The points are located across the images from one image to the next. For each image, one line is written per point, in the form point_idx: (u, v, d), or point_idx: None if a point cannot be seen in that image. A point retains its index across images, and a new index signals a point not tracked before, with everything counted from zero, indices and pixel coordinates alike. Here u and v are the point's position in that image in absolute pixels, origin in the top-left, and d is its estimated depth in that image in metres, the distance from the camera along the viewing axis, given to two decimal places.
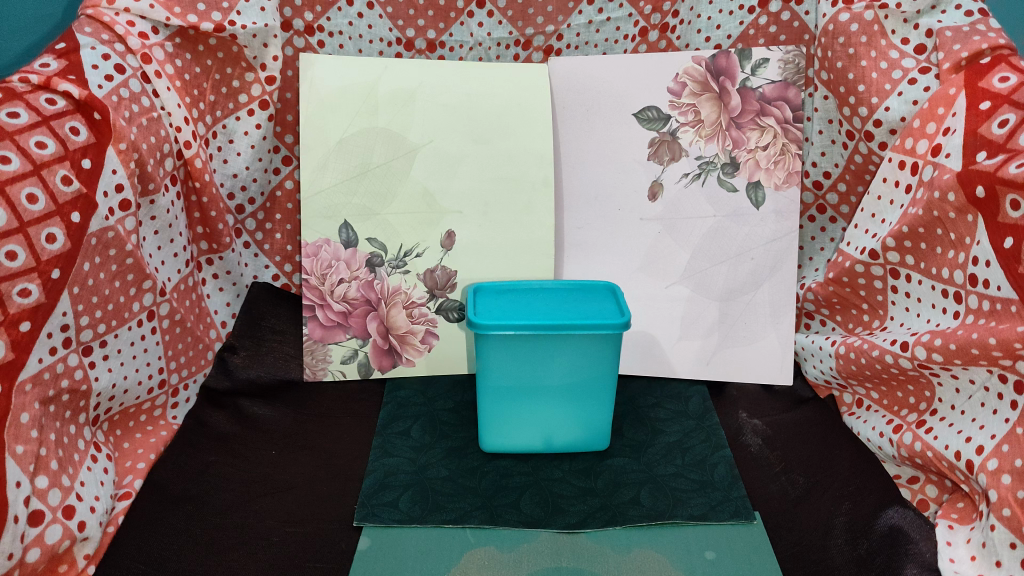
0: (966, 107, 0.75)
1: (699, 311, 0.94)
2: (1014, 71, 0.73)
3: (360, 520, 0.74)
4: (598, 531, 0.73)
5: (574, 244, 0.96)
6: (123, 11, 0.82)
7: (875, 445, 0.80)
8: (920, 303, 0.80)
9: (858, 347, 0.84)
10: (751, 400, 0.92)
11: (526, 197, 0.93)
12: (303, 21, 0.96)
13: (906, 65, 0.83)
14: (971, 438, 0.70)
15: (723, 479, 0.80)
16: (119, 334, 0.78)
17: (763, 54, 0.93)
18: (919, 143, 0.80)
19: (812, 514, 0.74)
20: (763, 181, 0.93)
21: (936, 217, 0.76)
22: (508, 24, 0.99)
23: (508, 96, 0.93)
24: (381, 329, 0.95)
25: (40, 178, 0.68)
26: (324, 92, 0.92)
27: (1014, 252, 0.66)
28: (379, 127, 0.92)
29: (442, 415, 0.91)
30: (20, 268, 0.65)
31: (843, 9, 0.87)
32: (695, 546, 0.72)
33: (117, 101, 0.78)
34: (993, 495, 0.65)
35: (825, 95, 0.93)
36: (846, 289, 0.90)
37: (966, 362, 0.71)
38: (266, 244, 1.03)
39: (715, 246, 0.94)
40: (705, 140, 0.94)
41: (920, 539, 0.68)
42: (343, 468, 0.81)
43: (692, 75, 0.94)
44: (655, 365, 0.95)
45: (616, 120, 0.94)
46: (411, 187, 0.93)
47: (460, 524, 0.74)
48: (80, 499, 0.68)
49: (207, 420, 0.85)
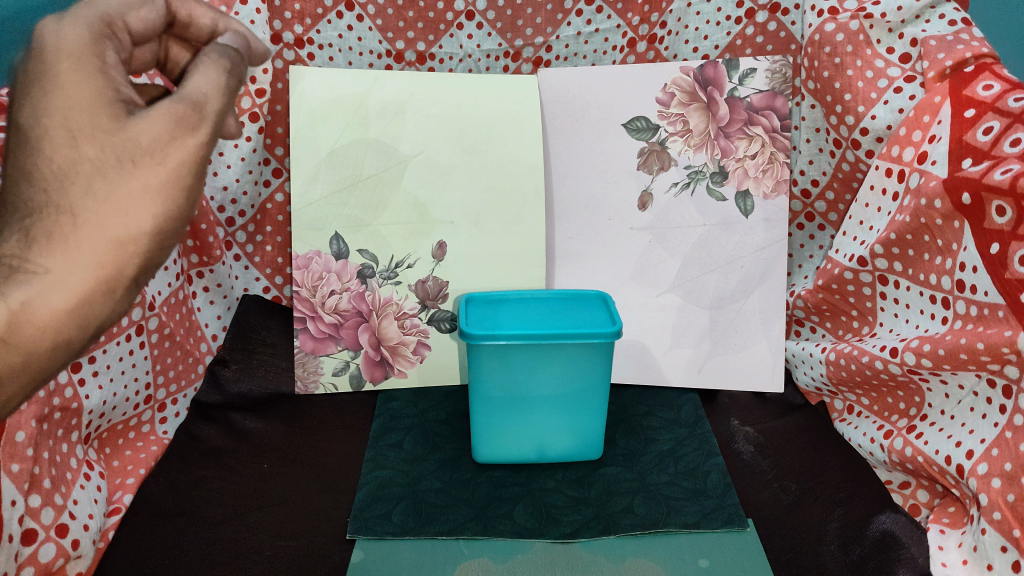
0: (951, 116, 0.75)
1: (690, 319, 0.95)
2: (998, 78, 0.74)
3: (353, 532, 0.73)
4: (592, 540, 0.73)
5: (565, 253, 0.96)
6: None
7: (867, 451, 0.81)
8: (909, 309, 0.81)
9: (848, 353, 0.85)
10: (743, 407, 0.93)
11: (516, 207, 0.93)
12: (292, 34, 0.96)
13: (892, 74, 0.84)
14: (961, 442, 0.71)
15: (715, 487, 0.80)
16: (108, 349, 0.78)
17: (750, 64, 0.93)
18: (905, 151, 0.81)
19: (804, 520, 0.75)
20: (752, 190, 0.94)
21: (923, 224, 0.76)
22: (497, 36, 1.00)
23: (498, 107, 0.94)
24: (373, 341, 0.95)
25: None
26: (314, 105, 0.92)
27: (1000, 257, 0.67)
28: (369, 138, 0.92)
29: (435, 425, 0.91)
30: None
31: (829, 19, 0.88)
32: (689, 555, 0.72)
33: None
34: (983, 499, 0.66)
35: (812, 104, 0.94)
36: (835, 295, 0.91)
37: (955, 367, 0.71)
38: (256, 256, 1.02)
39: (705, 255, 0.94)
40: (694, 150, 0.95)
41: (913, 543, 0.69)
42: (335, 481, 0.81)
43: (680, 85, 0.94)
44: (648, 374, 0.95)
45: (605, 130, 0.95)
46: (401, 198, 0.93)
47: (454, 536, 0.74)
48: (73, 517, 0.67)
49: (198, 433, 0.85)
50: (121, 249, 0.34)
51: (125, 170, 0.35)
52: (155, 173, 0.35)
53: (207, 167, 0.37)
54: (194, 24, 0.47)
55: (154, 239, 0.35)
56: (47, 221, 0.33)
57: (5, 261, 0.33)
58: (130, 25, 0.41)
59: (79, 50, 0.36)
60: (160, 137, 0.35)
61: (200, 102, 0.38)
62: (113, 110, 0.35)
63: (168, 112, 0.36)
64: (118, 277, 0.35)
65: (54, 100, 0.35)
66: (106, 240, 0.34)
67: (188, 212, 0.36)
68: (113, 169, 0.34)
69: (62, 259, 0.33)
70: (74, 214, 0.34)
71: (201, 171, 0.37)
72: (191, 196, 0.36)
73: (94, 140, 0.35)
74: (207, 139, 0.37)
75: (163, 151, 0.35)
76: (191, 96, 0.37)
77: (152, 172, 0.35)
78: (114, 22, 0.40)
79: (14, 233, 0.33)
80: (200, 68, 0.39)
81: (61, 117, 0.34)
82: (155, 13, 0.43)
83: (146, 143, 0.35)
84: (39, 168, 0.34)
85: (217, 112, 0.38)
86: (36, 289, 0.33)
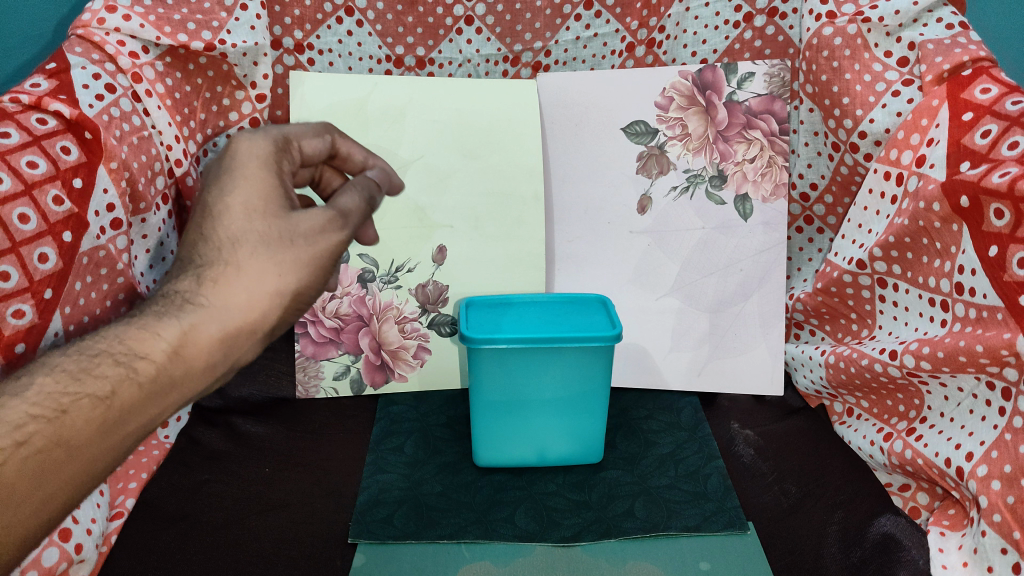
0: (949, 119, 0.76)
1: (690, 323, 0.95)
2: (996, 82, 0.74)
3: (355, 537, 0.74)
4: (593, 544, 0.74)
5: (565, 256, 0.96)
6: (114, 31, 0.82)
7: (867, 454, 0.81)
8: (908, 312, 0.81)
9: (847, 357, 0.85)
10: (743, 410, 0.92)
11: (516, 211, 0.94)
12: (292, 39, 0.96)
13: (889, 78, 0.85)
14: (961, 445, 0.71)
15: (715, 490, 0.80)
16: None
17: (748, 68, 0.94)
18: (903, 154, 0.82)
19: (804, 523, 0.75)
20: (751, 194, 0.94)
21: (922, 227, 0.76)
22: (497, 40, 1.00)
23: (498, 112, 0.94)
24: (373, 345, 0.95)
25: (31, 197, 0.68)
26: (313, 111, 0.92)
27: (999, 259, 0.67)
28: (369, 143, 0.92)
29: (435, 429, 0.91)
30: (12, 289, 0.66)
31: (827, 23, 0.88)
32: (690, 558, 0.72)
33: (109, 120, 0.78)
34: (983, 501, 0.66)
35: (810, 108, 0.95)
36: (834, 298, 0.91)
37: (954, 369, 0.72)
38: None
39: (705, 258, 0.94)
40: (692, 153, 0.95)
41: (914, 546, 0.70)
42: (337, 485, 0.81)
43: (678, 89, 0.95)
44: (647, 377, 0.96)
45: (604, 135, 0.95)
46: (401, 203, 0.93)
47: (455, 540, 0.74)
48: (76, 522, 0.67)
49: (200, 439, 0.86)
50: (273, 295, 0.54)
51: (282, 242, 0.55)
52: (302, 248, 0.55)
53: (339, 255, 0.58)
54: (351, 159, 0.70)
55: (289, 299, 0.55)
56: (221, 268, 0.53)
57: (193, 292, 0.53)
58: (302, 148, 0.65)
59: (265, 164, 0.58)
60: (312, 229, 0.56)
61: (345, 214, 0.59)
62: (282, 205, 0.57)
63: (321, 215, 0.57)
64: (261, 323, 0.55)
65: (242, 191, 0.56)
66: (262, 286, 0.54)
67: (322, 283, 0.58)
68: (278, 242, 0.55)
69: (227, 291, 0.53)
70: (239, 265, 0.54)
71: (333, 257, 0.57)
72: (324, 272, 0.57)
73: (264, 220, 0.55)
74: (343, 238, 0.58)
75: (317, 239, 0.56)
76: (340, 209, 0.59)
77: (298, 250, 0.55)
78: (290, 143, 0.63)
79: (199, 274, 0.53)
80: (348, 191, 0.62)
81: (246, 201, 0.55)
82: (353, 198, 0.61)
83: (305, 230, 0.56)
84: (224, 233, 0.54)
85: (355, 221, 0.60)
86: (211, 311, 0.52)
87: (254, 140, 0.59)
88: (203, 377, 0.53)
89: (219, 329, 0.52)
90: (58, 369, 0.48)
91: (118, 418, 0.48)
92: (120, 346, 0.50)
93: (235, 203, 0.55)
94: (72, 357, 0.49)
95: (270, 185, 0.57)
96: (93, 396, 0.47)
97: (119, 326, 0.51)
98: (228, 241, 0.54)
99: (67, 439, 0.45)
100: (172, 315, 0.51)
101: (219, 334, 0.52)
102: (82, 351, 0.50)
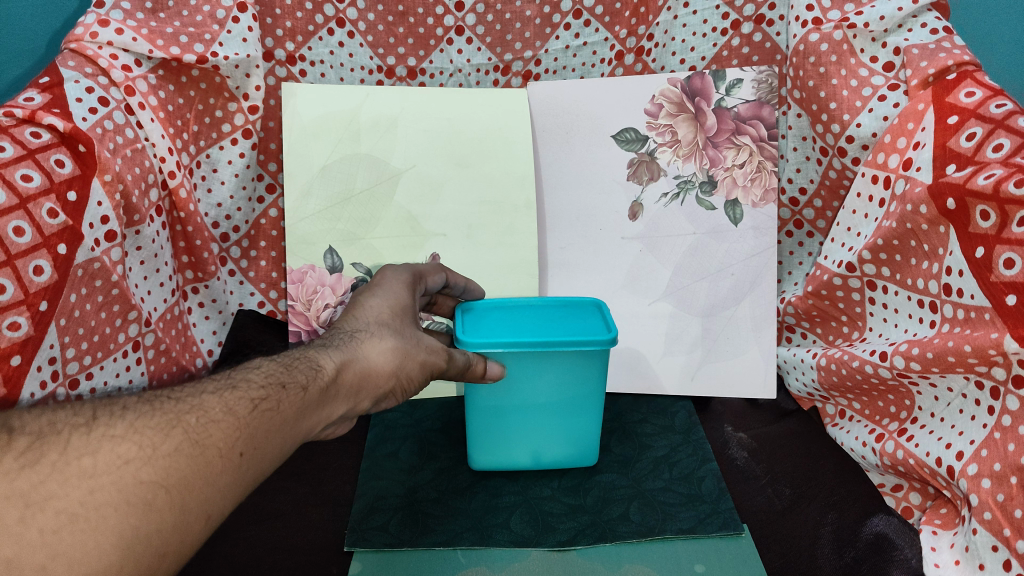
0: (934, 122, 0.77)
1: (682, 327, 0.95)
2: (980, 85, 0.75)
3: (351, 545, 0.74)
4: (589, 548, 0.74)
5: (557, 263, 0.97)
6: (106, 45, 0.83)
7: (858, 455, 0.81)
8: (897, 313, 0.82)
9: (838, 359, 0.85)
10: (736, 414, 0.93)
11: (508, 219, 0.94)
12: (284, 51, 0.97)
13: (876, 83, 0.86)
14: (951, 444, 0.71)
15: (711, 492, 0.81)
16: (105, 365, 0.79)
17: (737, 74, 0.94)
18: (890, 158, 0.82)
19: (799, 523, 0.76)
20: (740, 199, 0.95)
21: (909, 229, 0.77)
22: (487, 50, 1.01)
23: (489, 123, 0.95)
24: None
25: (25, 211, 0.69)
26: (305, 122, 0.93)
27: (985, 261, 0.68)
28: (361, 153, 0.93)
29: (431, 435, 0.91)
30: (8, 301, 0.67)
31: (813, 29, 0.90)
32: (686, 561, 0.73)
33: (102, 133, 0.78)
34: (974, 499, 0.66)
35: (798, 113, 0.95)
36: (825, 301, 0.91)
37: (943, 369, 0.72)
38: (251, 271, 1.02)
39: (696, 262, 0.95)
40: (682, 160, 0.96)
41: (907, 545, 0.72)
42: (333, 494, 0.82)
43: (668, 96, 0.96)
44: (641, 383, 0.95)
45: (596, 142, 0.96)
46: (394, 212, 0.94)
47: (451, 546, 0.74)
48: None
49: None
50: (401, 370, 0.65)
51: (414, 338, 0.67)
52: (425, 350, 0.67)
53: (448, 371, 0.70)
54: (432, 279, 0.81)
55: (407, 381, 0.66)
56: (371, 335, 0.65)
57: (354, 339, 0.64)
58: (429, 282, 0.81)
59: (404, 288, 0.73)
60: (436, 349, 0.69)
61: (466, 360, 0.71)
62: (414, 320, 0.71)
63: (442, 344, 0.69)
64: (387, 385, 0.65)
65: (392, 300, 0.70)
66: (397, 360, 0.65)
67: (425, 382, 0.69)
68: (413, 336, 0.68)
69: (375, 351, 0.64)
70: (385, 338, 0.65)
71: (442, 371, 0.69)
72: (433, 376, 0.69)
73: (403, 319, 0.69)
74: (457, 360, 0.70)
75: (433, 350, 0.68)
76: (466, 360, 0.71)
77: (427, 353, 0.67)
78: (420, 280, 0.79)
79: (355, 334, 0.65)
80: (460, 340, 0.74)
81: (395, 306, 0.70)
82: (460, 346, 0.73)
83: (428, 342, 0.68)
84: (376, 316, 0.68)
85: (469, 358, 0.72)
86: (363, 358, 0.63)
87: (398, 272, 0.75)
88: (346, 407, 0.62)
89: (367, 370, 0.63)
90: (275, 361, 0.59)
91: (307, 410, 0.57)
92: (315, 356, 0.60)
93: (384, 304, 0.70)
94: (279, 358, 0.60)
95: (409, 301, 0.72)
96: (297, 383, 0.56)
97: (302, 347, 0.62)
98: (378, 319, 0.68)
99: (285, 407, 0.54)
100: (340, 348, 0.62)
101: (365, 374, 0.63)
102: (283, 356, 0.60)
